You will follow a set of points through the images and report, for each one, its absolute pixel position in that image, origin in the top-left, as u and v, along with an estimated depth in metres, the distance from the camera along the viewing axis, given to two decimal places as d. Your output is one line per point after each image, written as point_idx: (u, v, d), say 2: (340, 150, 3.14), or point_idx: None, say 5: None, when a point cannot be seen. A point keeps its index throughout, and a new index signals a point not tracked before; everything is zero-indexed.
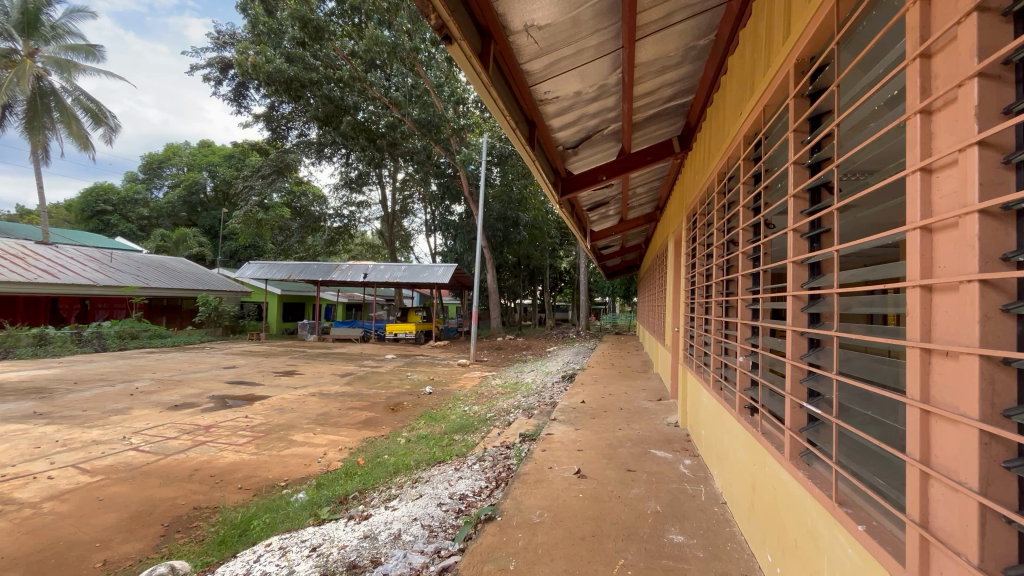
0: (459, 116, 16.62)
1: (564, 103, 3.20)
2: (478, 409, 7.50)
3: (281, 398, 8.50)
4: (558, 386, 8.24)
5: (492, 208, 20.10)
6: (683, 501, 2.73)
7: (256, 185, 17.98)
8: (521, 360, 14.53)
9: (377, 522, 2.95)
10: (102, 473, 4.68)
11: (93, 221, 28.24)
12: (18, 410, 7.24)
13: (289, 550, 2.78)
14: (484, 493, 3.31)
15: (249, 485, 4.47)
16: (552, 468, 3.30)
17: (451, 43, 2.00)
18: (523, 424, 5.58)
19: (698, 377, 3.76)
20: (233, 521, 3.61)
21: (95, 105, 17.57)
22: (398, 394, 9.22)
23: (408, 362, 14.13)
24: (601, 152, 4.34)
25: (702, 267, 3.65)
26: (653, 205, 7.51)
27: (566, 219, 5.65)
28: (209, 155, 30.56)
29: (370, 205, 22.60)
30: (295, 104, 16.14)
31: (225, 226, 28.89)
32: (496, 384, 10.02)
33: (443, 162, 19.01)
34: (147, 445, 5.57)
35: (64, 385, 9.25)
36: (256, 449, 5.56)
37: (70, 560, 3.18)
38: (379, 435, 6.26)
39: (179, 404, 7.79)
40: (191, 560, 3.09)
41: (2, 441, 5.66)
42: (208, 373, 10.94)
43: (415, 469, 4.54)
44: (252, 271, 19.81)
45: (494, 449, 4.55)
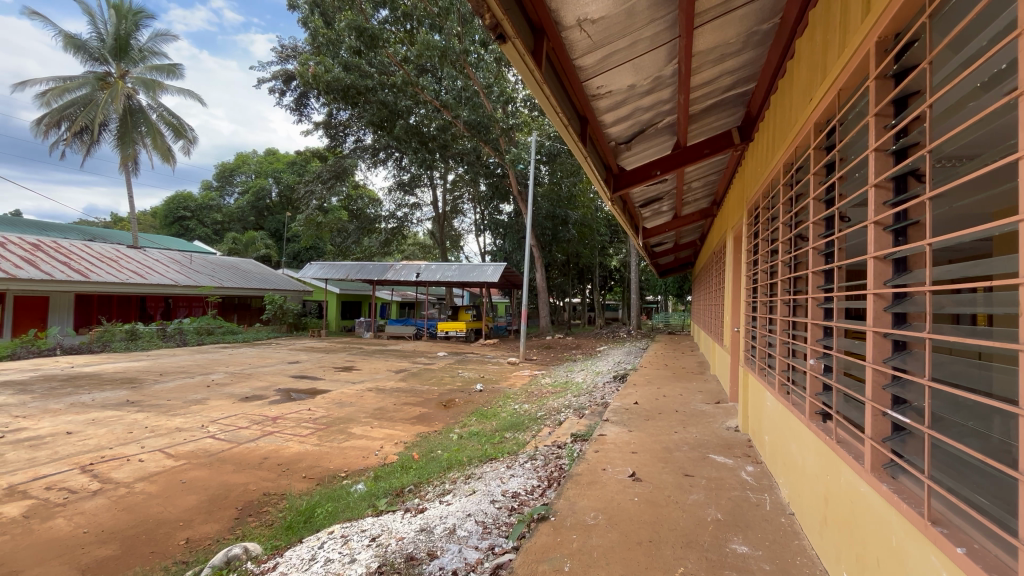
0: (508, 116, 16.68)
1: (617, 97, 3.13)
2: (528, 408, 7.52)
3: (341, 392, 8.91)
4: (610, 386, 8.11)
5: (541, 206, 20.06)
6: (746, 510, 2.59)
7: (317, 190, 18.86)
8: (571, 360, 14.41)
9: (432, 516, 3.02)
10: (184, 458, 5.09)
11: (174, 226, 30.79)
12: (114, 398, 8.02)
13: (351, 538, 2.89)
14: (536, 492, 3.31)
15: (313, 474, 4.72)
16: (606, 470, 3.25)
17: (504, 42, 2.00)
18: (574, 424, 5.55)
19: (761, 380, 3.56)
20: (298, 508, 3.81)
21: (176, 120, 19.14)
22: (450, 391, 9.41)
23: (459, 359, 14.40)
24: (655, 146, 4.21)
25: (765, 264, 3.45)
26: (710, 200, 7.21)
27: (618, 216, 5.52)
28: (274, 163, 32.53)
29: (422, 207, 23.22)
30: (352, 110, 16.79)
31: (289, 229, 30.64)
32: (547, 383, 10.02)
33: (492, 162, 19.17)
34: (222, 434, 6.01)
35: (151, 376, 10.17)
36: (319, 440, 5.86)
37: (159, 536, 3.48)
38: (432, 431, 6.41)
39: (250, 396, 8.35)
40: (263, 543, 3.31)
41: (101, 426, 6.29)
42: (275, 368, 11.63)
43: (467, 465, 4.61)
44: (314, 271, 20.90)
45: (545, 448, 4.54)
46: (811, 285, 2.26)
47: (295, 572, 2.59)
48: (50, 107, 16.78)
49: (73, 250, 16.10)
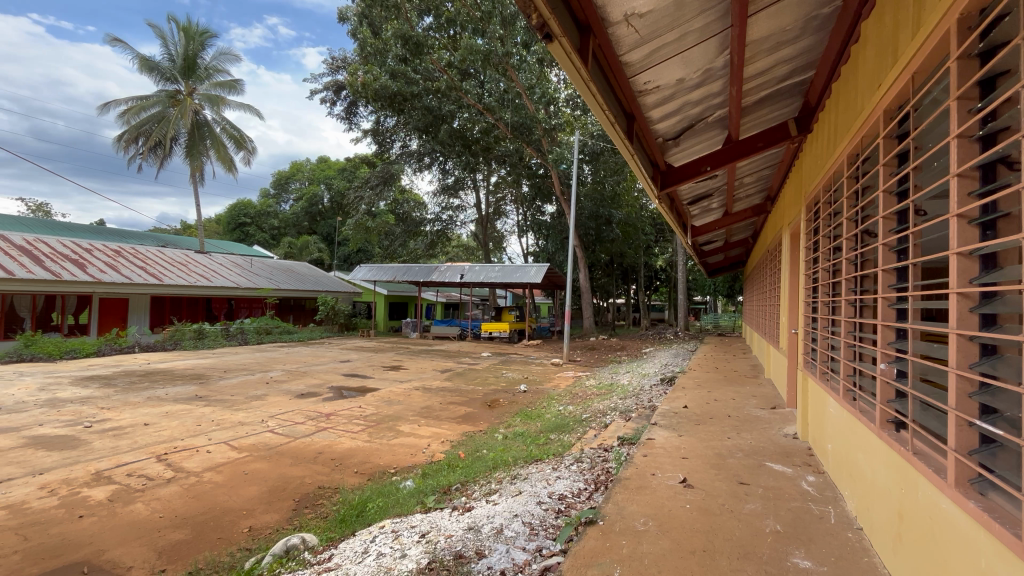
0: (550, 116, 16.64)
1: (665, 92, 3.04)
2: (572, 410, 7.46)
3: (390, 391, 9.17)
4: (657, 389, 7.90)
5: (584, 206, 19.83)
6: (807, 523, 2.45)
7: (366, 196, 19.54)
8: (616, 361, 14.17)
9: (480, 515, 3.05)
10: (246, 450, 5.40)
11: (236, 232, 32.80)
12: (185, 392, 8.62)
13: (401, 534, 2.97)
14: (584, 495, 3.27)
15: (365, 469, 4.88)
16: (654, 474, 3.17)
17: (551, 41, 1.99)
18: (621, 427, 5.45)
19: (822, 385, 3.36)
20: (350, 502, 3.94)
21: (237, 132, 20.37)
22: (494, 391, 9.48)
23: (503, 360, 14.48)
24: (705, 141, 4.06)
25: (827, 262, 3.26)
26: (763, 196, 6.89)
27: (665, 215, 5.38)
28: (326, 170, 34.00)
29: (465, 209, 23.56)
30: (398, 117, 17.27)
31: (340, 234, 31.90)
32: (591, 385, 9.90)
33: (535, 163, 19.21)
34: (280, 428, 6.33)
35: (217, 372, 10.88)
36: (369, 437, 6.06)
37: (225, 524, 3.70)
38: (477, 430, 6.48)
39: (305, 393, 8.76)
40: (318, 534, 3.45)
41: (174, 418, 6.78)
42: (328, 366, 12.13)
43: (513, 465, 4.62)
44: (363, 273, 21.64)
45: (591, 451, 4.47)
46: (881, 285, 2.10)
47: (350, 563, 2.68)
48: (129, 124, 18.30)
49: (148, 255, 17.45)
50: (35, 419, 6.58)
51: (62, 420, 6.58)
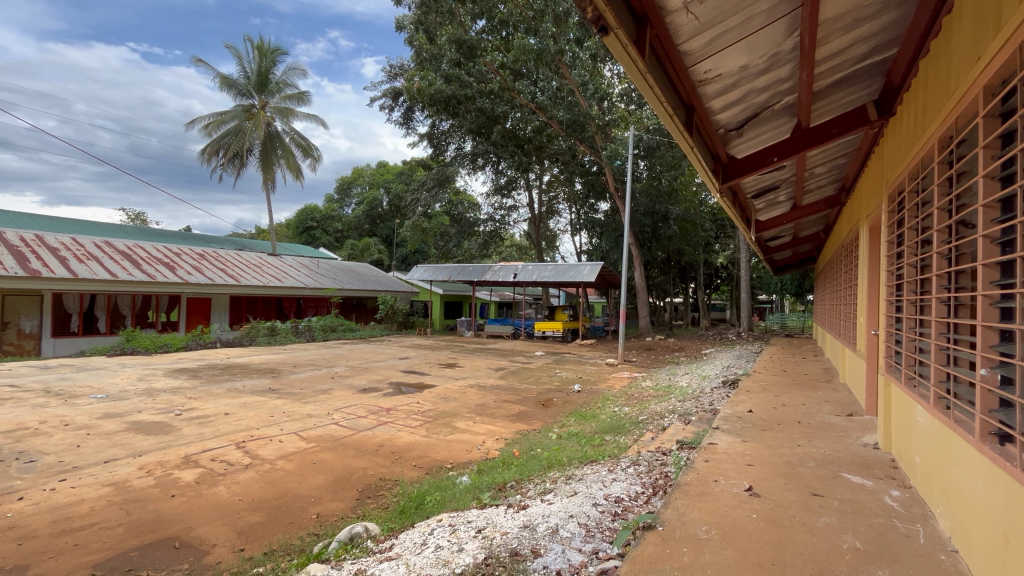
0: (605, 112, 16.46)
1: (727, 80, 2.90)
2: (628, 411, 7.30)
3: (446, 388, 9.40)
4: (719, 392, 7.56)
5: (640, 203, 19.40)
6: (892, 542, 2.24)
7: (422, 198, 20.09)
8: (674, 362, 13.70)
9: (535, 514, 3.05)
10: (313, 441, 5.72)
11: (304, 235, 34.89)
12: (260, 385, 9.29)
13: (458, 528, 3.03)
14: (641, 499, 3.18)
15: (423, 463, 5.03)
16: (717, 481, 3.02)
17: (607, 34, 1.96)
18: (680, 430, 5.26)
19: (909, 392, 3.07)
20: (409, 495, 4.08)
21: (304, 141, 21.61)
22: (547, 390, 9.45)
23: (557, 359, 14.43)
24: (771, 130, 3.83)
25: (913, 257, 2.97)
26: (836, 186, 6.40)
27: (727, 209, 5.14)
28: (385, 174, 35.31)
29: (518, 208, 23.74)
30: (452, 120, 17.64)
31: (398, 235, 33.09)
32: (648, 386, 9.63)
33: (588, 160, 19.03)
34: (345, 421, 6.66)
35: (288, 367, 11.64)
36: (427, 432, 6.25)
37: (296, 510, 3.93)
38: (531, 429, 6.49)
39: (367, 388, 9.17)
40: (380, 524, 3.59)
41: (251, 409, 7.32)
42: (388, 363, 12.61)
43: (568, 465, 4.59)
44: (420, 273, 22.33)
45: (649, 454, 4.36)
46: (981, 281, 1.88)
47: (409, 554, 2.76)
48: (211, 138, 19.93)
49: (228, 258, 18.91)
50: (135, 407, 7.34)
51: (156, 408, 7.29)
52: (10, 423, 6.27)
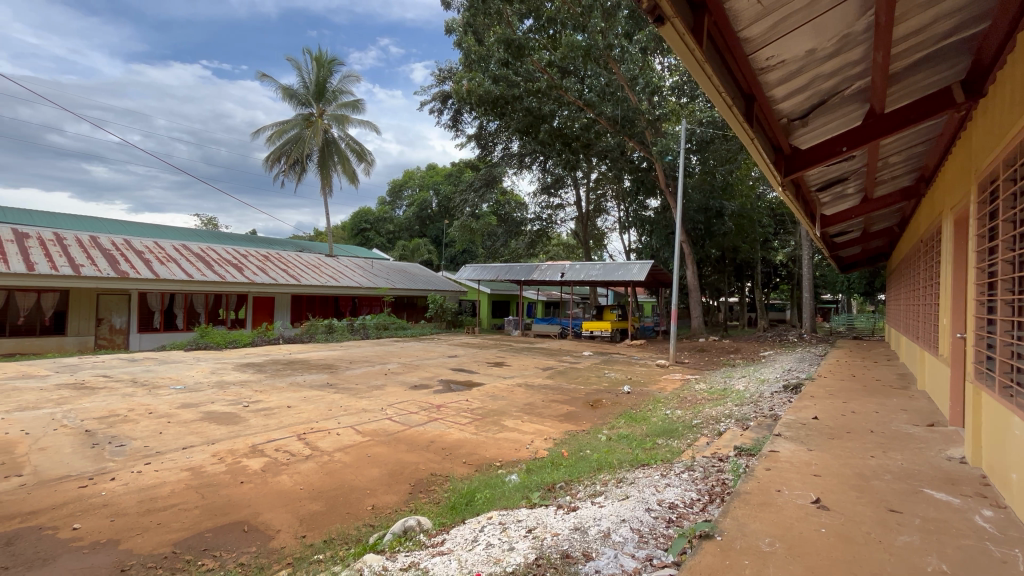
0: (655, 107, 16.08)
1: (792, 66, 2.73)
2: (681, 414, 7.07)
3: (494, 386, 9.49)
4: (781, 396, 7.17)
5: (693, 199, 18.77)
6: (984, 567, 2.03)
7: (470, 198, 20.38)
8: (730, 365, 13.13)
9: (586, 516, 3.01)
10: (368, 435, 5.94)
11: (359, 237, 36.35)
12: (319, 380, 9.77)
13: (509, 527, 3.03)
14: (697, 506, 3.06)
15: (473, 461, 5.09)
16: (781, 491, 2.86)
17: (664, 23, 1.89)
18: (737, 436, 5.02)
19: (1003, 402, 2.76)
20: (460, 491, 4.14)
21: (358, 146, 22.47)
22: (596, 391, 9.31)
23: (605, 360, 14.20)
24: (840, 117, 3.56)
25: (1009, 252, 2.67)
26: (914, 176, 5.89)
27: (789, 204, 4.85)
28: (434, 177, 36.05)
29: (565, 207, 23.63)
30: (499, 121, 17.71)
31: (447, 236, 33.76)
32: (702, 389, 9.29)
33: (637, 156, 18.65)
34: (397, 417, 6.87)
35: (344, 363, 12.15)
36: (476, 429, 6.33)
37: (353, 501, 4.09)
38: (580, 430, 6.41)
39: (418, 385, 9.41)
40: (432, 519, 3.66)
41: (311, 402, 7.71)
42: (438, 361, 12.89)
43: (618, 468, 4.49)
44: (468, 272, 22.67)
45: (704, 459, 4.19)
46: None
47: (461, 549, 2.80)
48: (274, 146, 21.15)
49: (289, 259, 19.99)
50: (209, 398, 7.90)
51: (227, 399, 7.81)
52: (105, 410, 6.94)
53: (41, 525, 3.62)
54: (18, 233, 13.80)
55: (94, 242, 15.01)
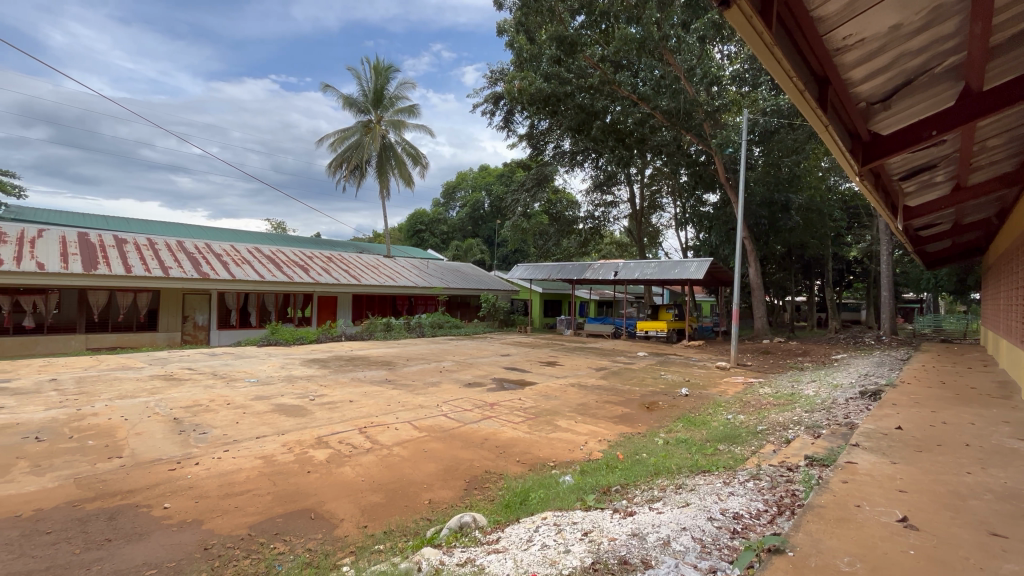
0: (714, 98, 15.44)
1: (873, 45, 2.50)
2: (744, 419, 6.71)
3: (548, 386, 9.47)
4: (857, 403, 6.63)
5: (756, 192, 17.84)
6: None
7: (522, 198, 20.41)
8: (798, 368, 12.33)
9: (644, 522, 2.92)
10: (425, 430, 6.10)
11: (414, 238, 37.57)
12: (378, 376, 10.16)
13: (564, 529, 3.00)
14: (764, 518, 2.88)
15: (526, 460, 5.09)
16: (861, 507, 2.63)
17: (729, 7, 1.79)
18: (808, 444, 4.69)
19: None
20: (514, 490, 4.16)
21: (414, 150, 23.15)
22: (652, 393, 9.06)
23: (661, 361, 13.77)
24: (928, 99, 3.22)
25: None
26: (1015, 161, 5.25)
27: (868, 195, 4.46)
28: (487, 177, 36.40)
29: (619, 204, 23.18)
30: (551, 119, 17.61)
31: (499, 236, 34.12)
32: (766, 393, 8.77)
33: (695, 150, 18.02)
34: (452, 414, 7.01)
35: (401, 360, 12.56)
36: (529, 428, 6.34)
37: (410, 495, 4.20)
38: (635, 433, 6.25)
39: (472, 383, 9.57)
40: (487, 516, 3.69)
41: (371, 397, 8.03)
42: (491, 359, 13.04)
43: (677, 474, 4.33)
44: (520, 271, 22.79)
45: (772, 468, 3.95)
46: None
47: (517, 548, 2.80)
48: (336, 153, 22.24)
49: (350, 260, 20.97)
50: (279, 391, 8.43)
51: (295, 393, 8.31)
52: (190, 400, 7.58)
53: (138, 503, 4.00)
54: (118, 238, 15.38)
55: (180, 246, 16.45)
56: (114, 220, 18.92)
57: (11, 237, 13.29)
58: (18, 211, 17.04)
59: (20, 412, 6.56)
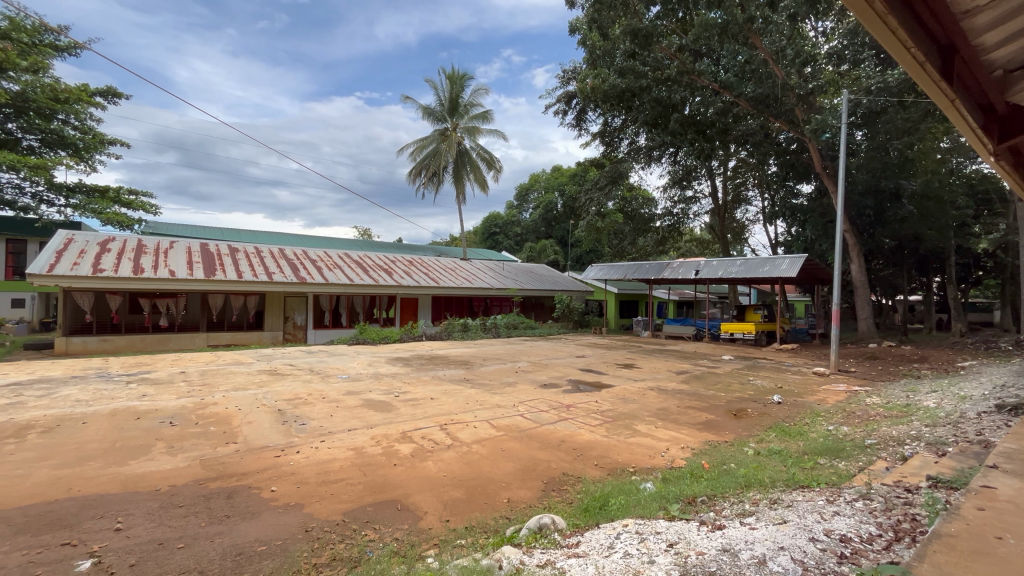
0: (808, 79, 14.13)
1: (1012, 4, 2.14)
2: (849, 432, 6.06)
3: (625, 389, 9.22)
4: (993, 419, 5.72)
5: (858, 180, 16.11)
6: None
7: (595, 198, 20.01)
8: (914, 376, 10.95)
9: (736, 538, 2.73)
10: (502, 429, 6.19)
11: (489, 240, 38.41)
12: (456, 375, 10.49)
13: (647, 538, 2.89)
14: (878, 544, 2.57)
15: (604, 464, 4.99)
16: (1003, 540, 2.26)
17: None
18: (929, 463, 4.15)
19: None
20: (592, 494, 4.09)
21: (487, 154, 23.63)
22: (739, 399, 8.49)
23: (749, 365, 12.86)
24: None
25: None
26: None
27: (1004, 176, 3.84)
28: (559, 177, 36.09)
29: (699, 200, 22.07)
30: (626, 115, 16.96)
31: (573, 236, 33.89)
32: (875, 404, 7.87)
33: (786, 137, 16.72)
34: (529, 414, 7.06)
35: (478, 360, 12.85)
36: (607, 432, 6.21)
37: (490, 493, 4.28)
38: (722, 441, 5.88)
39: (548, 384, 9.55)
40: (565, 519, 3.66)
41: (451, 396, 8.31)
42: (566, 361, 12.93)
43: (771, 488, 4.01)
44: (595, 272, 22.41)
45: (885, 489, 3.52)
46: None
47: (597, 555, 2.74)
48: (416, 161, 23.31)
49: (429, 262, 21.91)
50: (367, 387, 9.02)
51: (382, 389, 8.82)
52: (292, 393, 8.33)
53: (250, 485, 4.46)
54: (230, 247, 17.27)
55: (281, 253, 18.16)
56: (228, 232, 21.34)
57: (150, 249, 15.44)
58: (155, 226, 19.77)
59: (157, 400, 7.59)
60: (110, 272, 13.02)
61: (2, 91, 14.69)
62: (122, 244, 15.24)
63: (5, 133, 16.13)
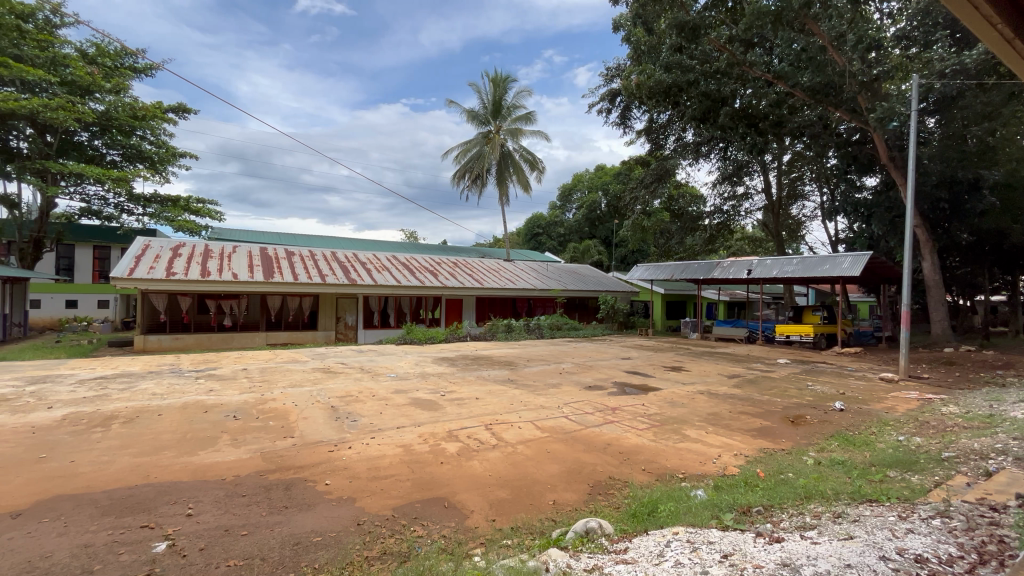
0: (874, 64, 13.22)
1: None
2: (923, 444, 5.60)
3: (673, 392, 8.96)
4: None
5: (930, 170, 14.89)
6: None
7: (640, 196, 19.53)
8: (997, 384, 9.99)
9: (796, 552, 2.59)
10: (547, 431, 6.16)
11: (532, 242, 38.39)
12: (500, 375, 10.55)
13: (699, 548, 2.79)
14: (959, 567, 2.36)
15: (652, 469, 4.87)
16: None
17: None
18: (1017, 480, 3.78)
19: None
20: (641, 500, 3.99)
21: (530, 155, 23.65)
22: (797, 405, 8.03)
23: (807, 369, 12.18)
24: None
25: None
26: None
27: None
28: (603, 176, 35.53)
29: (751, 196, 21.18)
30: (673, 111, 16.45)
31: (617, 236, 33.32)
32: (952, 413, 7.23)
33: (847, 127, 15.75)
34: (574, 416, 6.99)
35: (522, 361, 12.86)
36: (655, 436, 6.04)
37: (535, 494, 4.28)
38: (778, 449, 5.58)
39: (593, 386, 9.42)
40: (613, 524, 3.59)
41: (496, 396, 8.36)
42: (612, 362, 12.72)
43: (834, 500, 3.76)
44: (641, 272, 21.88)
45: (966, 506, 3.22)
46: None
47: (647, 562, 2.68)
48: (460, 164, 23.68)
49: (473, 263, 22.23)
50: (415, 386, 9.24)
51: (428, 388, 9.01)
52: (344, 391, 8.65)
53: (306, 478, 4.67)
54: (287, 251, 18.19)
55: (333, 256, 18.96)
56: (285, 237, 22.49)
57: (215, 253, 16.52)
58: (219, 232, 21.14)
59: (223, 395, 8.09)
60: (181, 276, 14.03)
61: (89, 112, 16.14)
62: (191, 249, 16.41)
63: (93, 149, 17.82)
